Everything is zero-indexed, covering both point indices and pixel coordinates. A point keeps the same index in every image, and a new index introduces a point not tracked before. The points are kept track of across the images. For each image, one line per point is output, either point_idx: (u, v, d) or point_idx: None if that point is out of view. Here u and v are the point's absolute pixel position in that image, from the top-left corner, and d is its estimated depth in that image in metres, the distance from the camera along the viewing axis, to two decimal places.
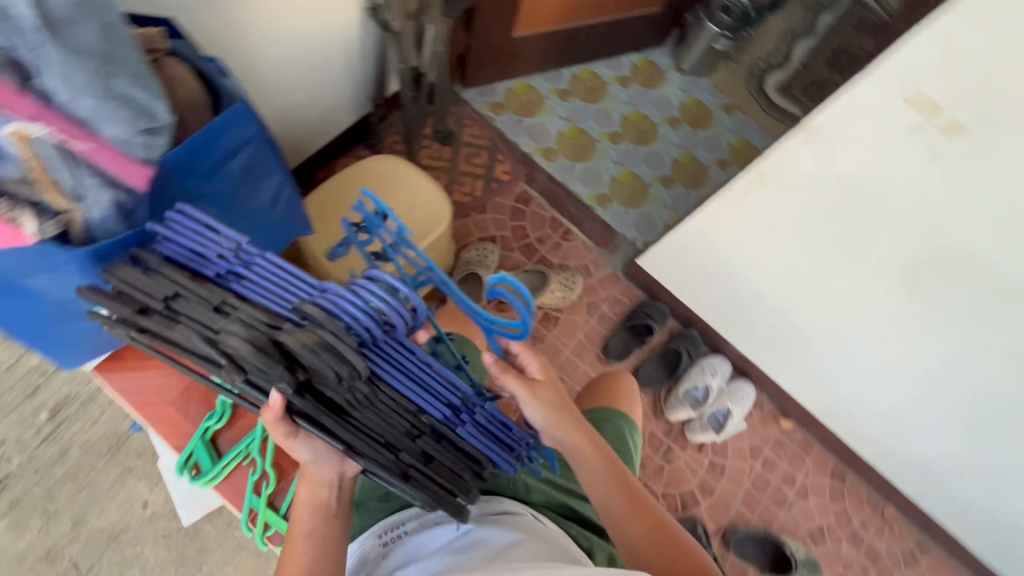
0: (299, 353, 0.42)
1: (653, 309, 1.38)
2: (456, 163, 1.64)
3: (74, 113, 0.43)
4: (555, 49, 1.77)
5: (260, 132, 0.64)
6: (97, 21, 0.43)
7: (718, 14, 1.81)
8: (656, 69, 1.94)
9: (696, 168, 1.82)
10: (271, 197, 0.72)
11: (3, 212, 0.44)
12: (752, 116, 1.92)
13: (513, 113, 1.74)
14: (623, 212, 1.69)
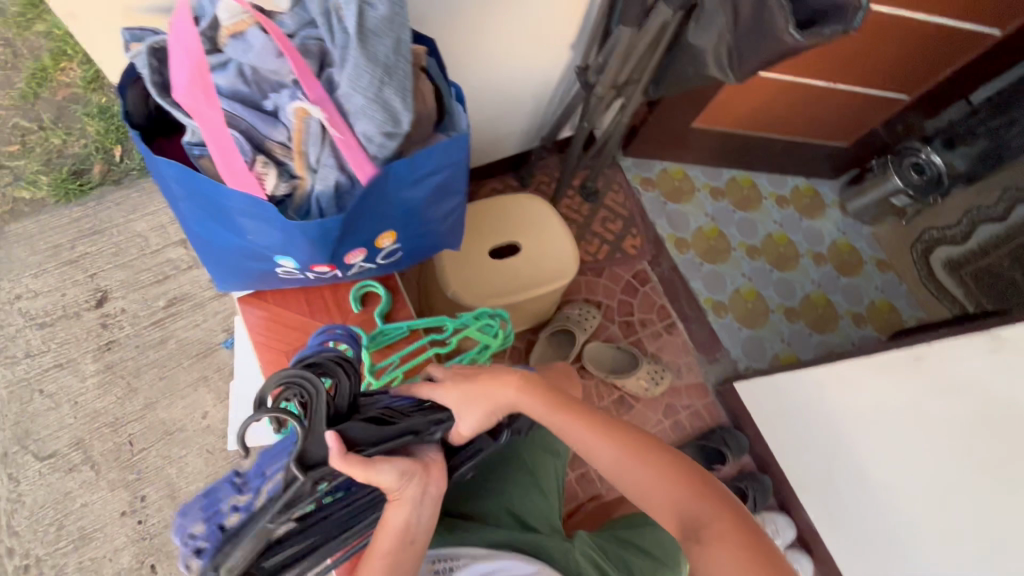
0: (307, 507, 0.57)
1: (731, 438, 1.69)
2: (590, 223, 1.93)
3: (346, 104, 0.61)
4: (721, 147, 1.99)
5: (463, 161, 0.78)
6: (390, 40, 0.60)
7: (908, 171, 1.95)
8: (819, 201, 2.18)
9: (829, 314, 2.03)
10: (445, 213, 0.87)
11: (258, 169, 0.61)
12: (903, 283, 2.15)
13: (662, 194, 2.04)
14: (696, 262, 1.99)
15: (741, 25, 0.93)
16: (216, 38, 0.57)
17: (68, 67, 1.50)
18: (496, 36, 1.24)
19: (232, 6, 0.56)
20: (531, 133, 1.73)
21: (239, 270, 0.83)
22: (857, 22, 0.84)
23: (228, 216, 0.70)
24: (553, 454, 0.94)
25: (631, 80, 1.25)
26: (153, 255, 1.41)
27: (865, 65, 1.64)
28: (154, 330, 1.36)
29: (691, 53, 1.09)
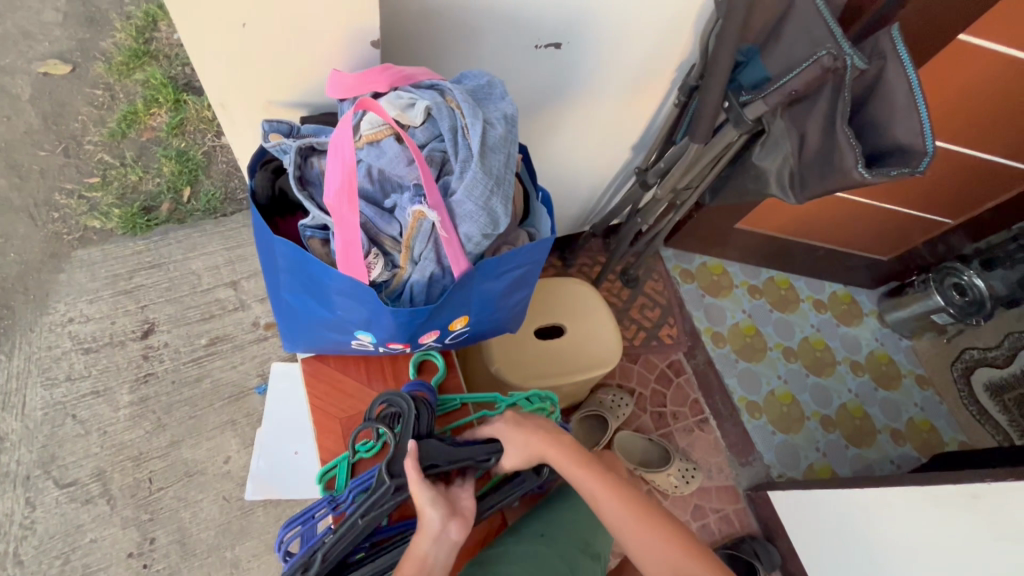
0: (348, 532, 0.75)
1: (761, 549, 1.63)
2: (627, 307, 1.96)
3: (456, 209, 0.66)
4: (762, 248, 2.04)
5: (543, 259, 0.82)
6: (503, 155, 0.67)
7: (949, 291, 1.95)
8: (857, 308, 2.19)
9: (866, 428, 1.98)
10: (516, 302, 0.90)
11: (368, 258, 0.67)
12: (946, 404, 2.09)
13: (700, 287, 2.07)
14: (731, 358, 1.98)
15: (806, 156, 1.01)
16: (353, 143, 0.63)
17: (156, 113, 1.64)
18: (566, 136, 1.33)
19: (374, 121, 0.63)
20: (580, 218, 1.81)
21: (315, 336, 0.87)
22: (922, 167, 0.91)
23: (324, 292, 0.74)
24: (590, 557, 0.92)
25: (689, 186, 1.33)
26: (204, 293, 1.47)
27: (911, 188, 1.70)
28: (193, 366, 1.39)
29: (752, 172, 1.16)
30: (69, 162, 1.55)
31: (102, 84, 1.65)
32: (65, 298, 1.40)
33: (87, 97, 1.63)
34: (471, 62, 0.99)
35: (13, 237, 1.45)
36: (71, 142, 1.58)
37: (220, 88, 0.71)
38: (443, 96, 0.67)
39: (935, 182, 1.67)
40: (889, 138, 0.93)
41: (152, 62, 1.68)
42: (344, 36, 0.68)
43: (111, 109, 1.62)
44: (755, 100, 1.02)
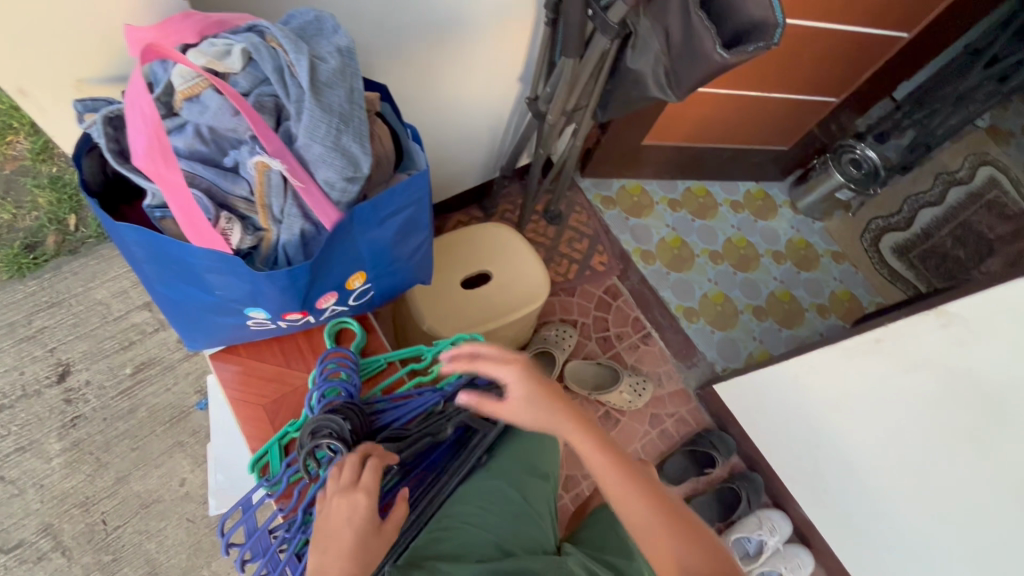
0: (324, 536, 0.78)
1: (717, 439, 1.73)
2: (556, 244, 1.98)
3: (305, 154, 0.63)
4: (674, 161, 2.08)
5: (426, 197, 0.80)
6: (343, 90, 0.64)
7: (847, 166, 2.12)
8: (771, 201, 2.29)
9: (793, 309, 2.11)
10: (413, 249, 0.88)
11: (223, 225, 0.62)
12: (859, 271, 2.25)
13: (622, 211, 2.11)
14: (663, 272, 2.04)
15: (674, 49, 1.02)
16: (170, 103, 0.58)
17: (14, 142, 1.52)
18: (447, 78, 1.28)
19: (186, 73, 0.58)
20: (490, 163, 1.78)
21: (208, 327, 0.83)
22: (777, 39, 0.93)
23: (194, 274, 0.70)
24: (539, 478, 0.94)
25: (578, 106, 1.31)
26: (116, 321, 1.46)
27: (795, 73, 1.75)
28: (122, 399, 1.41)
29: (631, 77, 1.16)
30: None
31: None
32: None
33: None
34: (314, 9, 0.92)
35: None
36: None
37: (14, 72, 0.63)
38: (262, 37, 0.62)
39: (815, 62, 1.73)
40: (743, 15, 0.95)
41: None
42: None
43: None
44: (615, 1, 1.01)
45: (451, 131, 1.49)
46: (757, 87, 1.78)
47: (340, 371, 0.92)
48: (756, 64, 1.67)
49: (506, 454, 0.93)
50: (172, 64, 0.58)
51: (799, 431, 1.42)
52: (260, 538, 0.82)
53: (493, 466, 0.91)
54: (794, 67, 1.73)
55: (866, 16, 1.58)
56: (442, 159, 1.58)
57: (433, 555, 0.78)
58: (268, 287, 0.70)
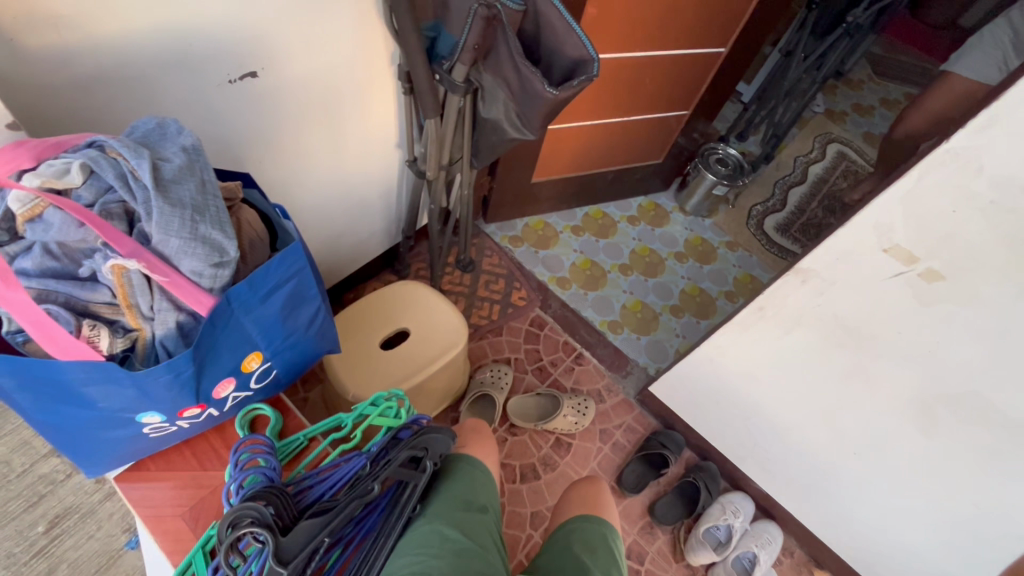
0: None
1: (665, 439, 1.77)
2: (475, 290, 2.04)
3: (164, 250, 0.65)
4: (565, 192, 2.24)
5: (307, 267, 0.83)
6: (193, 184, 0.68)
7: (715, 166, 2.36)
8: (662, 209, 2.49)
9: (705, 300, 2.26)
10: (307, 320, 0.90)
11: (89, 333, 0.63)
12: (753, 254, 2.45)
13: (531, 245, 2.22)
14: (581, 294, 2.14)
15: (517, 95, 1.15)
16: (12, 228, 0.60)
17: None
18: (322, 158, 1.35)
19: (22, 196, 0.60)
20: (392, 228, 1.84)
21: (100, 446, 0.80)
22: (595, 70, 1.09)
23: (69, 392, 0.68)
24: (478, 511, 0.95)
25: (454, 159, 1.42)
26: (20, 477, 1.36)
27: (644, 95, 1.97)
28: (39, 559, 1.29)
29: (490, 126, 1.28)
30: None
31: None
32: None
33: None
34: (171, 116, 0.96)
35: None
36: None
37: None
38: (102, 150, 0.65)
39: (659, 83, 1.95)
40: (564, 57, 1.11)
41: None
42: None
43: None
44: (455, 64, 1.13)
45: (342, 205, 1.54)
46: (615, 113, 1.98)
47: (256, 458, 0.89)
48: (608, 94, 1.87)
49: (443, 498, 0.94)
50: (8, 189, 0.60)
51: (727, 402, 1.56)
52: None
53: (432, 514, 0.91)
54: (642, 91, 1.94)
55: (687, 40, 1.82)
56: (339, 232, 1.62)
57: None
58: (150, 387, 0.69)
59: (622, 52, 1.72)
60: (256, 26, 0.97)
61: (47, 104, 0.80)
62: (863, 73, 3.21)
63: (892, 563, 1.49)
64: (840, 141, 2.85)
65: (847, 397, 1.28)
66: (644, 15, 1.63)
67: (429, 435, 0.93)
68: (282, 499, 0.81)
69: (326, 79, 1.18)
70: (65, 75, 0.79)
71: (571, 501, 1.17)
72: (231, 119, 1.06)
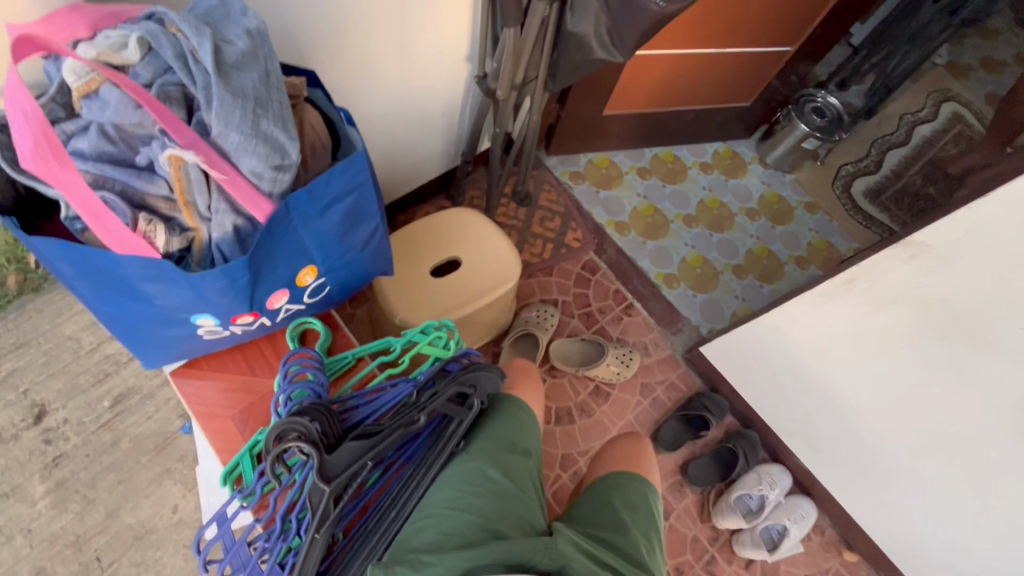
0: (310, 543, 0.75)
1: (709, 401, 1.71)
2: (529, 225, 1.95)
3: (223, 144, 0.59)
4: (637, 130, 2.05)
5: (368, 182, 0.76)
6: (257, 73, 0.61)
7: (810, 116, 2.11)
8: (739, 159, 2.27)
9: (772, 264, 2.10)
10: (364, 239, 0.85)
11: (145, 228, 0.59)
12: (834, 219, 2.23)
13: (592, 184, 2.08)
14: (639, 242, 2.02)
15: (612, 6, 1.01)
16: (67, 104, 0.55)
17: None
18: (388, 64, 1.24)
19: (77, 68, 0.54)
20: (450, 150, 1.74)
21: (157, 341, 0.80)
22: None
23: (126, 286, 0.66)
24: (521, 454, 0.93)
25: (528, 78, 1.29)
26: (89, 354, 1.44)
27: (746, 24, 1.72)
28: (104, 431, 1.39)
29: (575, 42, 1.14)
30: None
31: None
32: None
33: None
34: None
35: None
36: None
37: None
38: (161, 23, 0.58)
39: (766, 11, 1.70)
40: None
41: None
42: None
43: None
44: None
45: (403, 119, 1.45)
46: (708, 42, 1.75)
47: (306, 372, 0.88)
48: (705, 19, 1.65)
49: (486, 437, 0.92)
50: (63, 60, 0.54)
51: (787, 375, 1.47)
52: (243, 551, 0.79)
53: (476, 452, 0.89)
54: (745, 18, 1.70)
55: None
56: (397, 148, 1.54)
57: (420, 546, 0.78)
58: (205, 290, 0.67)
59: None
60: None
61: None
62: (1004, 21, 2.73)
63: (935, 559, 1.42)
64: (958, 99, 2.48)
65: (926, 387, 1.18)
66: None
67: (477, 372, 0.89)
68: (327, 419, 0.80)
69: None
70: None
71: (611, 456, 1.14)
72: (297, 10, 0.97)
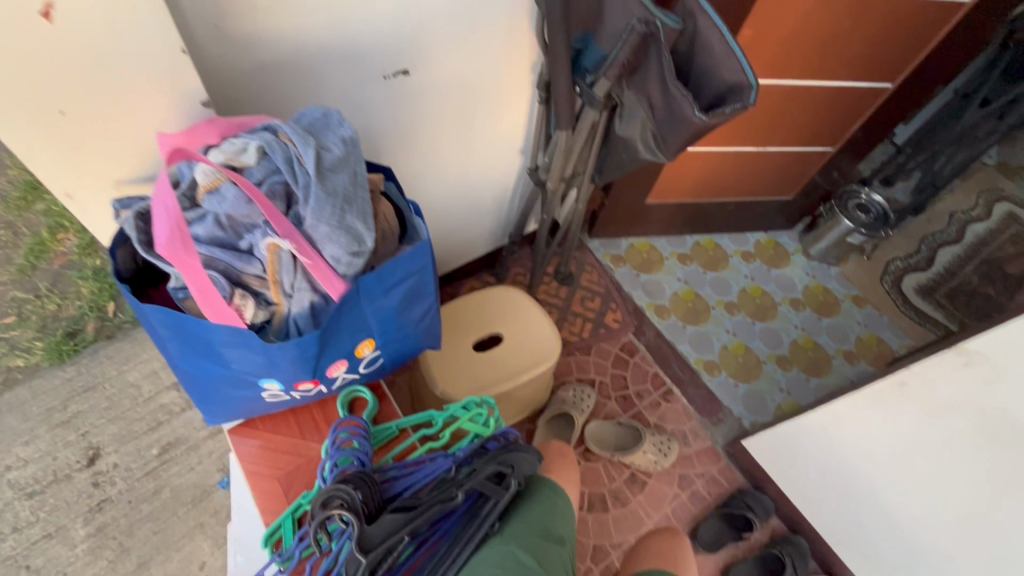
0: None
1: (753, 500, 1.62)
2: (569, 304, 2.00)
3: (313, 234, 0.69)
4: (679, 218, 2.13)
5: (428, 266, 0.84)
6: (347, 175, 0.71)
7: (855, 212, 2.12)
8: (782, 250, 2.29)
9: (820, 357, 2.05)
10: (419, 316, 0.91)
11: (238, 303, 0.68)
12: (885, 314, 2.18)
13: (633, 268, 2.13)
14: (679, 326, 2.02)
15: (658, 116, 1.10)
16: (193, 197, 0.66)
17: (64, 239, 1.78)
18: (450, 157, 1.38)
19: (209, 169, 0.65)
20: (499, 231, 1.86)
21: (225, 400, 0.87)
22: (752, 99, 1.00)
23: (210, 350, 0.74)
24: (555, 542, 0.92)
25: (576, 172, 1.39)
26: (147, 402, 1.54)
27: (787, 126, 1.80)
28: (148, 479, 1.45)
29: (622, 143, 1.24)
30: None
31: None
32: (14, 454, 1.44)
33: None
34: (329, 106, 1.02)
35: None
36: None
37: (61, 178, 0.71)
38: (276, 134, 0.70)
39: (805, 115, 1.78)
40: (718, 81, 1.03)
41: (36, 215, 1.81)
42: (171, 100, 0.70)
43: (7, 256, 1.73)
44: (599, 78, 1.09)
45: (457, 203, 1.57)
46: (749, 142, 1.83)
47: (352, 440, 0.92)
48: (746, 121, 1.74)
49: (521, 521, 0.92)
50: (196, 162, 0.66)
51: (837, 479, 1.39)
52: None
53: (510, 536, 0.88)
54: (785, 121, 1.78)
55: (848, 73, 1.64)
56: (450, 228, 1.66)
57: None
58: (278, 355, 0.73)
59: (771, 80, 1.58)
60: (416, 30, 1.00)
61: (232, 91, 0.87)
62: None
63: None
64: None
65: (994, 513, 1.07)
66: (807, 41, 1.47)
67: (515, 453, 0.92)
68: (371, 488, 0.83)
69: (467, 81, 1.20)
70: (250, 64, 0.85)
71: (647, 552, 1.09)
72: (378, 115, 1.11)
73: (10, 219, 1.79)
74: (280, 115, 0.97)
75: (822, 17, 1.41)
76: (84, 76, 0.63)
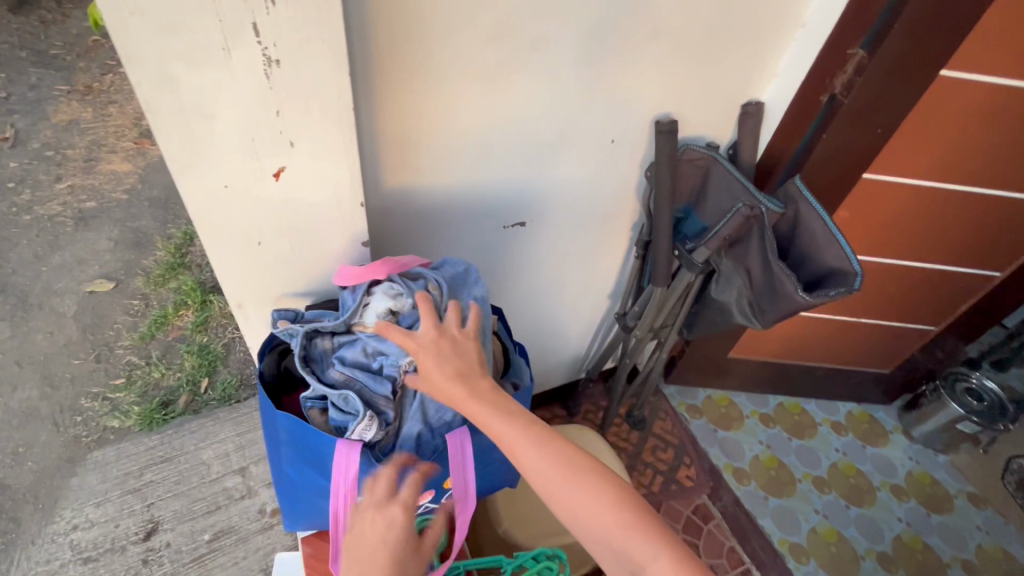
0: None
1: None
2: (639, 451, 1.91)
3: None
4: (762, 376, 2.05)
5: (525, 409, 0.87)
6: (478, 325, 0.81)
7: (964, 397, 1.93)
8: (878, 426, 2.11)
9: (931, 563, 1.77)
10: (507, 453, 0.93)
11: (363, 426, 0.72)
12: (1010, 522, 1.90)
13: (710, 422, 2.03)
14: (760, 496, 1.85)
15: (757, 287, 1.13)
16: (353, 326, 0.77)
17: (183, 314, 2.01)
18: (542, 293, 1.47)
19: (379, 311, 0.77)
20: (574, 365, 1.87)
21: (312, 510, 0.89)
22: (857, 285, 1.02)
23: (320, 462, 0.78)
24: None
25: (665, 324, 1.43)
26: (212, 483, 1.55)
27: (884, 300, 1.76)
28: (193, 566, 1.40)
29: (717, 305, 1.27)
30: (98, 374, 1.84)
31: (128, 305, 2.02)
32: (84, 515, 1.48)
33: (114, 317, 1.99)
34: (450, 248, 1.14)
35: (44, 455, 1.64)
36: (102, 359, 1.87)
37: (237, 290, 0.85)
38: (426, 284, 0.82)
39: (903, 292, 1.74)
40: (821, 263, 1.07)
41: (168, 291, 2.07)
42: (342, 240, 0.84)
43: (136, 324, 1.97)
44: (699, 247, 1.16)
45: (541, 336, 1.64)
46: (841, 311, 1.80)
47: None
48: None
49: None
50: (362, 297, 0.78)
51: None
52: None
53: None
54: (881, 295, 1.74)
55: (952, 257, 1.61)
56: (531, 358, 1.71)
57: None
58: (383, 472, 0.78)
59: (868, 258, 1.59)
60: (537, 192, 1.15)
61: (378, 226, 1.01)
62: None
63: None
64: None
65: None
66: (908, 224, 1.49)
67: None
68: None
69: (572, 232, 1.31)
70: (399, 208, 1.00)
71: None
72: (491, 253, 1.23)
73: (146, 292, 2.06)
74: (411, 251, 1.10)
75: (922, 208, 1.44)
76: (282, 218, 0.77)
